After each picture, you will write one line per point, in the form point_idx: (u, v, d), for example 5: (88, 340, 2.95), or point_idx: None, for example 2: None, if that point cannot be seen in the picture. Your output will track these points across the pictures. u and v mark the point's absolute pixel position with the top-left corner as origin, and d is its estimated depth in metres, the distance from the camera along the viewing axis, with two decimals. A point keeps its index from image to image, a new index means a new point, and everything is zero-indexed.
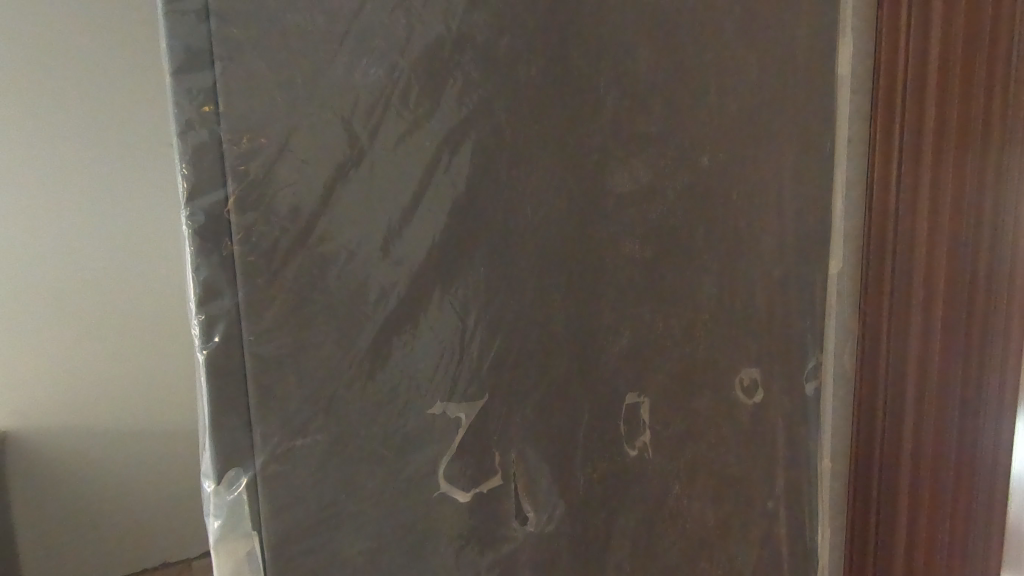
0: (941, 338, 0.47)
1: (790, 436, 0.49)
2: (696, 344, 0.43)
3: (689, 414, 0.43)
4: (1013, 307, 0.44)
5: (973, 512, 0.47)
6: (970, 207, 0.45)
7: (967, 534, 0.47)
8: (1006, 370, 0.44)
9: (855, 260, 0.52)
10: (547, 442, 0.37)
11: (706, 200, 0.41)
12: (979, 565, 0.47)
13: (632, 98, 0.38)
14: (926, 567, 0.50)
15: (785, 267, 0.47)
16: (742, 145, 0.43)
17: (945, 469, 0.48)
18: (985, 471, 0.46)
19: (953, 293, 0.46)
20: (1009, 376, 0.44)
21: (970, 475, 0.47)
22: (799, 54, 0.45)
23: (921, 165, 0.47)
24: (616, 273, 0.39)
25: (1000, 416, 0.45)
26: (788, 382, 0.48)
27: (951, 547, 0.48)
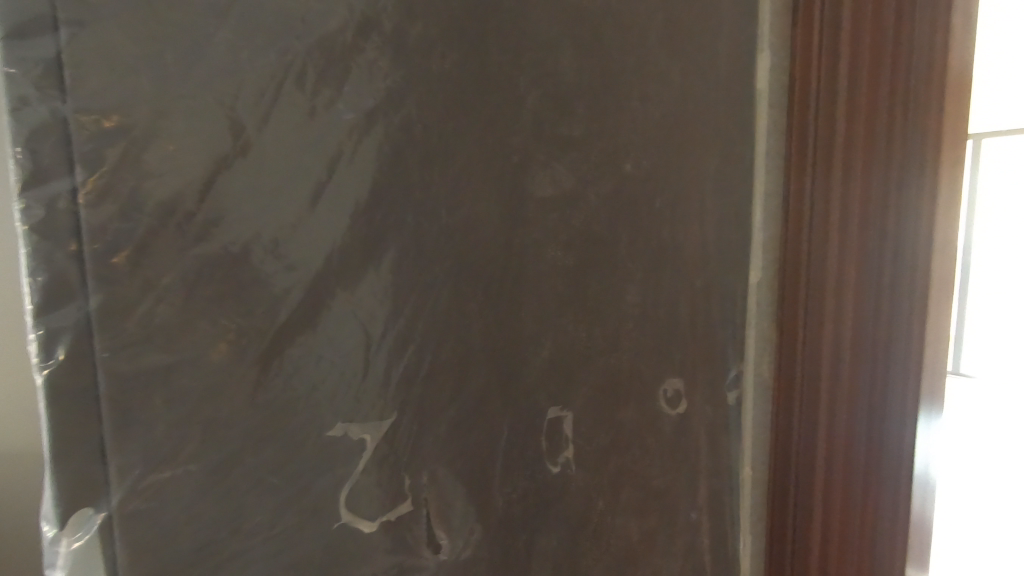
0: (851, 346, 0.48)
1: (713, 446, 0.49)
2: (621, 355, 0.41)
3: (613, 427, 0.42)
4: (914, 317, 0.45)
5: (879, 516, 0.48)
6: (876, 220, 0.46)
7: (873, 536, 0.49)
8: (908, 379, 0.45)
9: (772, 269, 0.54)
10: (463, 463, 0.35)
11: (631, 207, 0.41)
12: (885, 568, 0.48)
13: (555, 98, 0.36)
14: (837, 569, 0.51)
15: (709, 276, 0.47)
16: (666, 152, 0.42)
17: (855, 474, 0.49)
18: (889, 476, 0.47)
19: (861, 303, 0.48)
20: (911, 385, 0.45)
21: (876, 479, 0.48)
22: (723, 64, 0.45)
23: (831, 179, 0.49)
24: (537, 282, 0.37)
25: (902, 423, 0.46)
26: (711, 391, 0.48)
27: (860, 549, 0.50)
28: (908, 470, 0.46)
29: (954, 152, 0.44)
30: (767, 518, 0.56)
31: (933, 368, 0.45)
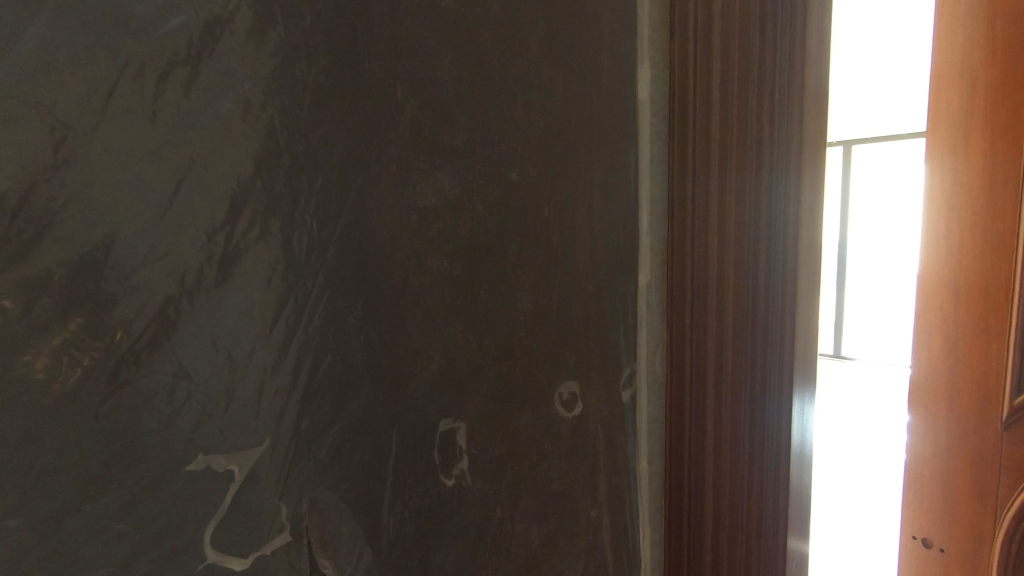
0: (733, 337, 0.53)
1: (610, 445, 0.51)
2: (514, 361, 0.42)
3: (510, 434, 0.42)
4: (783, 302, 0.53)
5: (763, 481, 0.55)
6: (750, 221, 0.52)
7: (758, 501, 0.55)
8: (783, 356, 0.53)
9: (660, 273, 0.56)
10: (348, 485, 0.33)
11: (518, 214, 0.41)
12: (768, 524, 0.55)
13: (434, 106, 0.35)
14: (727, 541, 0.56)
15: (600, 280, 0.48)
16: (552, 161, 0.43)
17: (740, 452, 0.54)
18: (771, 444, 0.54)
19: (740, 297, 0.53)
20: (785, 361, 0.54)
21: (755, 456, 0.55)
22: (605, 74, 0.46)
23: (710, 184, 0.53)
24: (423, 293, 0.36)
25: (778, 395, 0.54)
26: (606, 392, 0.50)
27: (748, 517, 0.55)
28: (784, 434, 0.54)
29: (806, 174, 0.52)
30: (664, 509, 0.59)
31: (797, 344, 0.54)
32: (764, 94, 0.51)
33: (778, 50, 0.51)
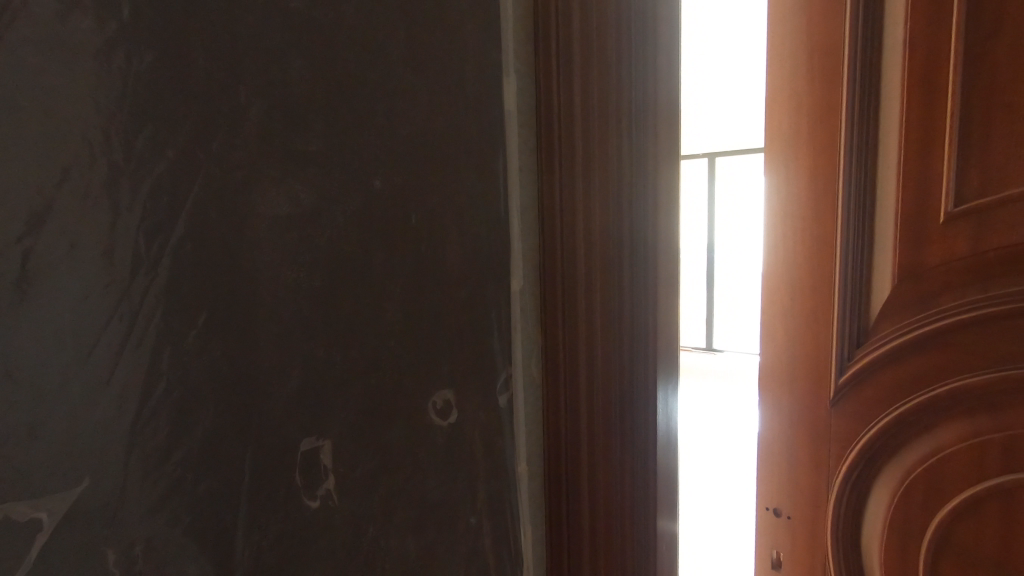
0: (603, 336, 0.58)
1: (487, 449, 0.51)
2: (383, 373, 0.41)
3: (382, 447, 0.41)
4: (643, 302, 0.60)
5: (632, 463, 0.61)
6: (614, 229, 0.57)
7: (630, 483, 0.61)
8: (644, 349, 0.60)
9: (534, 279, 0.58)
10: (194, 519, 0.31)
11: (383, 224, 0.40)
12: (637, 502, 0.62)
13: (285, 111, 0.34)
14: (603, 526, 0.60)
15: (472, 287, 0.48)
16: (418, 168, 0.42)
17: (613, 440, 0.60)
18: (638, 428, 0.61)
19: (608, 299, 0.58)
20: (646, 354, 0.61)
21: (626, 443, 0.60)
22: (470, 85, 0.47)
23: (575, 193, 0.56)
24: (277, 306, 0.34)
25: (642, 385, 0.61)
26: (482, 397, 0.50)
27: (621, 500, 0.61)
28: (648, 418, 0.62)
29: (662, 188, 0.60)
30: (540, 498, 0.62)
31: (656, 338, 0.62)
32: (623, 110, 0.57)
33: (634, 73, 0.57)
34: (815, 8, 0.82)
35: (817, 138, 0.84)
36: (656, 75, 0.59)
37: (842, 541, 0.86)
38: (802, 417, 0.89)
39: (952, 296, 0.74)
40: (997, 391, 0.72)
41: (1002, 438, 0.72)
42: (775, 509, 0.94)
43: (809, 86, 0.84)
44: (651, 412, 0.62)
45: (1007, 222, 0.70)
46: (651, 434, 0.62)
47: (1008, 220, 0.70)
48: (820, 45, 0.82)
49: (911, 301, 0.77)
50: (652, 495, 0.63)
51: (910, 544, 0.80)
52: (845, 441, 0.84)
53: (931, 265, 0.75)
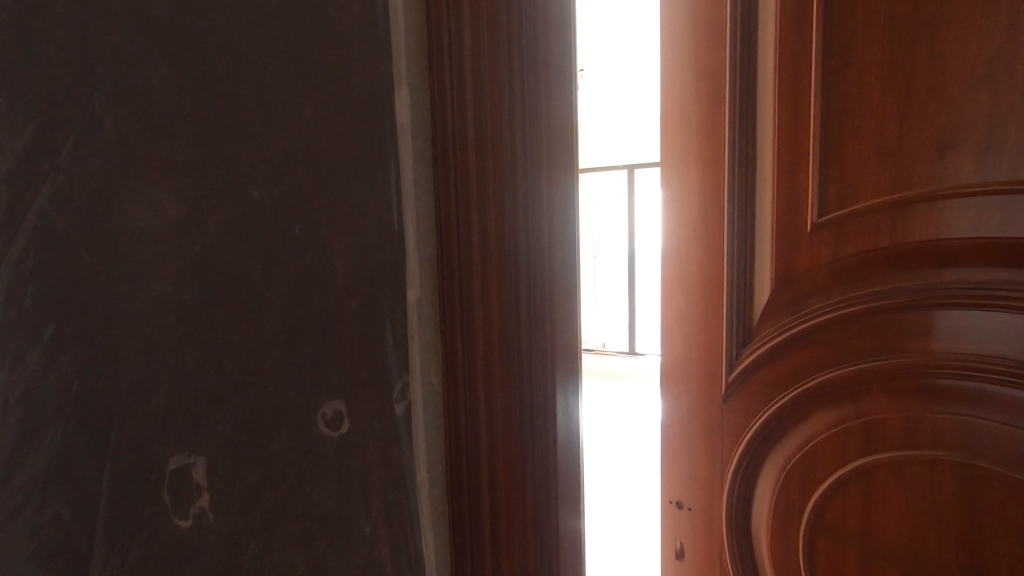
0: (500, 340, 0.61)
1: (383, 457, 0.51)
2: (264, 385, 0.40)
3: (264, 461, 0.40)
4: (538, 306, 0.63)
5: (535, 459, 0.64)
6: (508, 235, 0.59)
7: (533, 479, 0.63)
8: (539, 350, 0.63)
9: (433, 289, 0.60)
10: (42, 542, 0.29)
11: (262, 235, 0.40)
12: (541, 498, 0.64)
13: (146, 118, 0.33)
14: (506, 526, 0.62)
15: (364, 297, 0.49)
16: (301, 179, 0.42)
17: (514, 438, 0.62)
18: (538, 426, 0.64)
19: (504, 303, 0.60)
20: (540, 355, 0.63)
21: (528, 441, 0.63)
22: (358, 97, 0.48)
23: (472, 204, 0.59)
24: (140, 319, 0.33)
25: (538, 385, 0.63)
26: (376, 405, 0.51)
27: (524, 497, 0.63)
28: (546, 416, 0.64)
29: (552, 195, 0.63)
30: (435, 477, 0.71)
31: (552, 340, 0.64)
32: (517, 123, 0.59)
33: (524, 87, 0.60)
34: (699, 35, 0.89)
35: (704, 153, 0.91)
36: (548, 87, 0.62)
37: (737, 528, 0.93)
38: (698, 413, 0.96)
39: (820, 298, 0.81)
40: (857, 384, 0.79)
41: (861, 423, 0.79)
42: (677, 501, 0.99)
43: (696, 106, 0.91)
44: (549, 411, 0.64)
45: (861, 228, 0.77)
46: (550, 432, 0.65)
47: (862, 227, 0.77)
48: (705, 68, 0.89)
49: (786, 303, 0.84)
50: (555, 491, 0.66)
51: (791, 527, 0.87)
52: (735, 433, 0.91)
53: (802, 271, 0.82)
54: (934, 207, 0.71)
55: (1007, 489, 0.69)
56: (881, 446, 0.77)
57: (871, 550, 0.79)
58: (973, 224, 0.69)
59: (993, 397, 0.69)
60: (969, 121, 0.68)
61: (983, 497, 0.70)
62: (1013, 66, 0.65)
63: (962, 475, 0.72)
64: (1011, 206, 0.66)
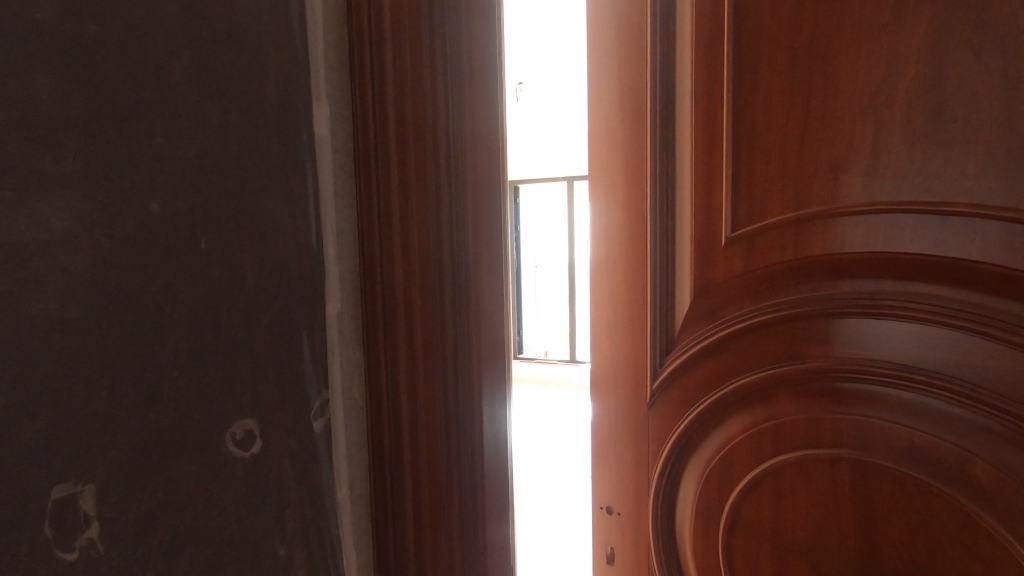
0: (424, 352, 0.61)
1: (300, 476, 0.50)
2: (164, 406, 0.38)
3: (164, 485, 0.39)
4: (465, 316, 0.64)
5: (462, 466, 0.64)
6: (434, 247, 0.61)
7: (461, 486, 0.64)
8: (467, 360, 0.64)
9: (354, 300, 0.59)
10: None
11: (164, 249, 0.38)
12: (469, 504, 0.65)
13: (28, 127, 0.31)
14: (431, 537, 0.62)
15: (278, 312, 0.47)
16: (208, 191, 0.41)
17: (441, 447, 0.62)
18: (465, 433, 0.65)
19: (428, 314, 0.61)
20: (468, 363, 0.65)
21: (454, 448, 0.64)
22: (271, 109, 0.47)
23: (393, 217, 0.59)
24: (17, 340, 0.31)
25: (464, 393, 0.65)
26: (292, 423, 0.49)
27: (451, 505, 0.63)
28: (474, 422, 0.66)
29: (475, 208, 0.65)
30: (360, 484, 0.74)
31: (480, 349, 0.66)
32: (442, 142, 0.61)
33: (449, 102, 0.61)
34: (622, 57, 0.94)
35: (628, 170, 0.95)
36: (472, 107, 0.64)
37: (662, 530, 0.96)
38: (625, 420, 0.99)
39: (733, 308, 0.86)
40: (767, 387, 0.84)
41: (772, 425, 0.84)
42: (608, 507, 1.02)
43: (621, 125, 0.95)
44: (475, 418, 0.66)
45: (768, 244, 0.82)
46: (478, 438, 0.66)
47: (769, 242, 0.82)
48: (628, 89, 0.94)
49: (704, 314, 0.89)
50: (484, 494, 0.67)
51: (711, 526, 0.91)
52: (659, 439, 0.95)
53: (717, 282, 0.87)
54: (830, 223, 0.76)
55: (897, 484, 0.74)
56: (788, 446, 0.82)
57: (782, 545, 0.83)
58: (864, 240, 0.74)
59: (883, 398, 0.75)
60: (857, 145, 0.73)
61: (876, 492, 0.75)
62: (893, 96, 0.70)
63: (858, 472, 0.77)
64: (895, 223, 0.72)
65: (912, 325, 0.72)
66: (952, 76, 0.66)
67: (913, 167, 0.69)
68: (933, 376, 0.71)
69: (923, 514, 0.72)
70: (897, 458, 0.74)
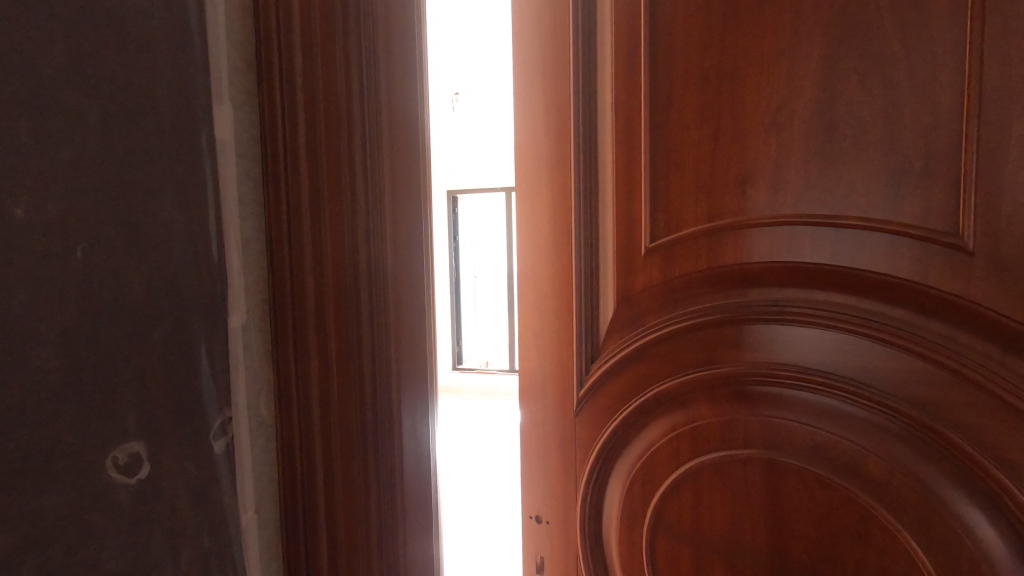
0: (338, 365, 0.59)
1: (198, 501, 0.47)
2: (29, 432, 0.35)
3: (28, 519, 0.35)
4: (385, 326, 0.63)
5: (383, 480, 0.63)
6: (347, 257, 0.59)
7: (380, 500, 0.62)
8: (387, 371, 0.63)
9: (262, 313, 0.56)
10: None
11: (29, 259, 0.35)
12: (389, 519, 0.63)
13: None
14: (347, 556, 0.60)
15: (173, 326, 0.44)
16: (87, 195, 0.37)
17: (358, 462, 0.60)
18: (386, 446, 0.63)
19: (342, 324, 0.59)
20: (389, 375, 0.63)
21: (373, 463, 0.62)
22: (165, 108, 0.43)
23: (303, 226, 0.56)
24: None
25: (385, 404, 0.63)
26: (190, 444, 0.46)
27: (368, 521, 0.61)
28: (396, 435, 0.64)
29: (393, 218, 0.63)
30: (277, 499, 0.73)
31: (401, 360, 0.65)
32: (357, 147, 0.60)
33: (367, 108, 0.60)
34: (547, 71, 0.95)
35: (554, 181, 0.96)
36: (392, 114, 0.63)
37: (589, 536, 0.97)
38: (554, 428, 1.00)
39: (653, 316, 0.89)
40: (685, 392, 0.87)
41: (689, 428, 0.87)
42: (538, 516, 1.03)
43: (546, 136, 0.97)
44: (397, 430, 0.64)
45: (685, 253, 0.85)
46: (399, 451, 0.65)
47: (685, 252, 0.85)
48: (553, 102, 0.95)
49: (627, 322, 0.91)
50: (406, 508, 0.66)
51: (636, 529, 0.93)
52: (586, 445, 0.96)
53: (638, 291, 0.90)
54: (738, 234, 0.80)
55: (801, 480, 0.78)
56: (704, 447, 0.85)
57: (701, 545, 0.86)
58: (769, 250, 0.78)
59: (789, 399, 0.79)
60: (762, 161, 0.77)
61: (785, 489, 0.80)
62: (792, 116, 0.75)
63: (767, 471, 0.81)
64: (795, 234, 0.76)
65: (812, 329, 0.77)
66: (842, 98, 0.72)
67: (812, 182, 0.74)
68: (832, 377, 0.76)
69: (825, 507, 0.77)
70: (801, 456, 0.78)
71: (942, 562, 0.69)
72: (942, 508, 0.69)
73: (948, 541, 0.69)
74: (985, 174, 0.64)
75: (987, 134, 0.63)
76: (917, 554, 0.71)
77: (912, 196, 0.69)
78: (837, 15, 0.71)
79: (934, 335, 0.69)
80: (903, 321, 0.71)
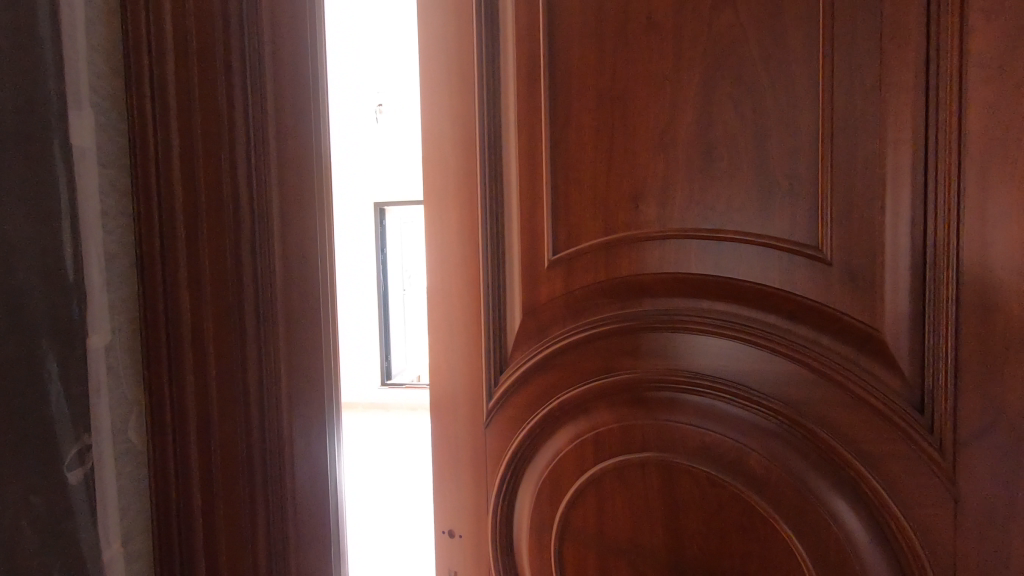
0: (217, 386, 0.56)
1: (49, 539, 0.43)
2: None
3: None
4: (275, 349, 0.59)
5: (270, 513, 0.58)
6: (226, 274, 0.56)
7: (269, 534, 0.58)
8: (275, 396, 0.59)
9: (129, 331, 0.55)
10: None
11: None
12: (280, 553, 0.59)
13: None
14: None
15: (20, 350, 0.40)
16: None
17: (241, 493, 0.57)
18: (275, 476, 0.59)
19: (220, 342, 0.56)
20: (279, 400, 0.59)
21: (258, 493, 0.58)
22: (11, 112, 0.39)
23: (179, 241, 0.55)
24: None
25: (273, 431, 0.59)
26: (42, 479, 0.42)
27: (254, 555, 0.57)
28: (288, 464, 0.60)
29: (282, 233, 0.60)
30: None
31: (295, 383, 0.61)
32: (238, 156, 0.56)
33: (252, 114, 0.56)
34: (453, 85, 0.96)
35: (461, 195, 0.97)
36: (280, 124, 0.59)
37: (501, 546, 0.98)
38: (465, 442, 1.00)
39: (558, 326, 0.92)
40: (588, 399, 0.90)
41: (592, 434, 0.89)
42: (450, 531, 1.01)
43: (454, 151, 0.97)
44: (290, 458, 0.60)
45: (585, 265, 0.88)
46: (291, 481, 0.60)
47: (585, 264, 0.88)
48: (459, 117, 0.96)
49: (533, 332, 0.94)
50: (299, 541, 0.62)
51: (544, 537, 0.94)
52: (497, 456, 0.97)
53: (543, 301, 0.92)
54: (633, 246, 0.84)
55: (694, 480, 0.83)
56: (606, 453, 0.88)
57: (605, 548, 0.89)
58: (660, 262, 0.83)
59: (682, 403, 0.84)
60: (653, 178, 0.82)
61: (679, 489, 0.84)
62: (677, 137, 0.80)
63: (663, 472, 0.85)
64: (683, 247, 0.81)
65: (700, 336, 0.82)
66: (719, 122, 0.78)
67: (694, 198, 0.80)
68: (718, 382, 0.81)
69: (715, 504, 0.82)
70: (693, 456, 0.83)
71: (814, 547, 0.76)
72: (813, 498, 0.76)
73: (818, 527, 0.76)
74: (839, 194, 0.72)
75: (838, 159, 0.72)
76: (794, 542, 0.77)
77: (781, 213, 0.75)
78: (712, 46, 0.77)
79: (802, 339, 0.76)
80: (777, 328, 0.77)
